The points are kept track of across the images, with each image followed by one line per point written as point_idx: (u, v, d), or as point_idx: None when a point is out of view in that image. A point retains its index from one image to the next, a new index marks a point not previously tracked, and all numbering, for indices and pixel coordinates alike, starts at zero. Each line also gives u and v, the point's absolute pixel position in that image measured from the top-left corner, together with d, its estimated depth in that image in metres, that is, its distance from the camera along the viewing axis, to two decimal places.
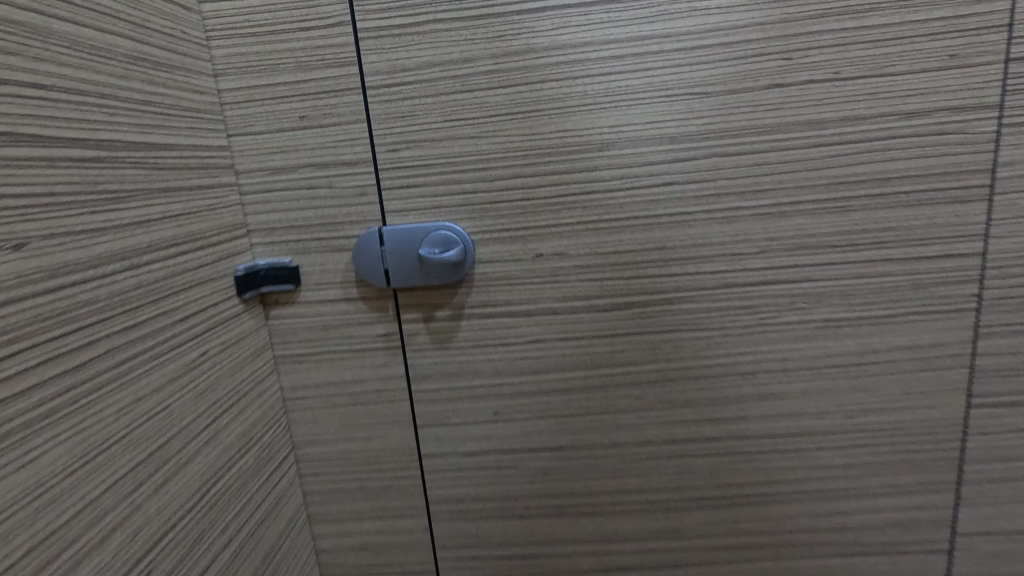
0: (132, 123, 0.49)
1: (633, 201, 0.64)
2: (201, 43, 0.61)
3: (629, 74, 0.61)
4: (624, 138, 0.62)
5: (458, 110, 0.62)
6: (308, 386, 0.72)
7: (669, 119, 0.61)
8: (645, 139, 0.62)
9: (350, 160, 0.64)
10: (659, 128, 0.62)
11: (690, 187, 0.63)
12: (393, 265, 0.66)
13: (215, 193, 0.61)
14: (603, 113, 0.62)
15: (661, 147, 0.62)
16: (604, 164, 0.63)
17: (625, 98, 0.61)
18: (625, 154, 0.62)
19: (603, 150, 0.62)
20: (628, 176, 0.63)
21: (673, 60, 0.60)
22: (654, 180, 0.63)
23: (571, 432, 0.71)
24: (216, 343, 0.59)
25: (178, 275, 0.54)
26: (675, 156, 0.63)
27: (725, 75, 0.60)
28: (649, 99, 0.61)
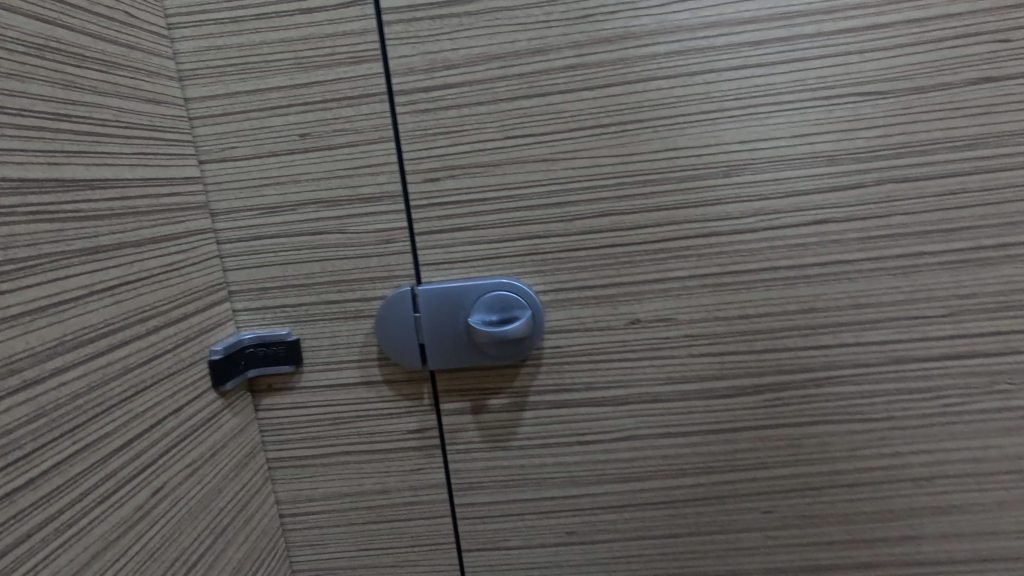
0: (33, 149, 0.31)
1: (770, 245, 0.45)
2: (159, 31, 0.43)
3: (770, 67, 0.43)
4: (760, 159, 0.44)
5: (524, 121, 0.44)
6: (313, 499, 0.53)
7: (827, 130, 0.43)
8: (790, 159, 0.44)
9: (371, 193, 0.46)
10: (810, 143, 0.44)
11: (852, 225, 0.45)
12: (432, 339, 0.47)
13: (180, 245, 0.43)
14: (732, 124, 0.44)
15: (812, 170, 0.44)
16: (729, 195, 0.45)
17: (762, 101, 0.43)
18: (761, 180, 0.44)
19: (730, 176, 0.44)
20: (764, 211, 0.45)
21: (834, 46, 0.42)
22: (801, 216, 0.45)
23: (673, 557, 0.53)
24: (183, 466, 0.41)
25: (116, 379, 0.35)
26: (832, 182, 0.44)
27: (910, 67, 0.42)
28: (798, 103, 0.43)
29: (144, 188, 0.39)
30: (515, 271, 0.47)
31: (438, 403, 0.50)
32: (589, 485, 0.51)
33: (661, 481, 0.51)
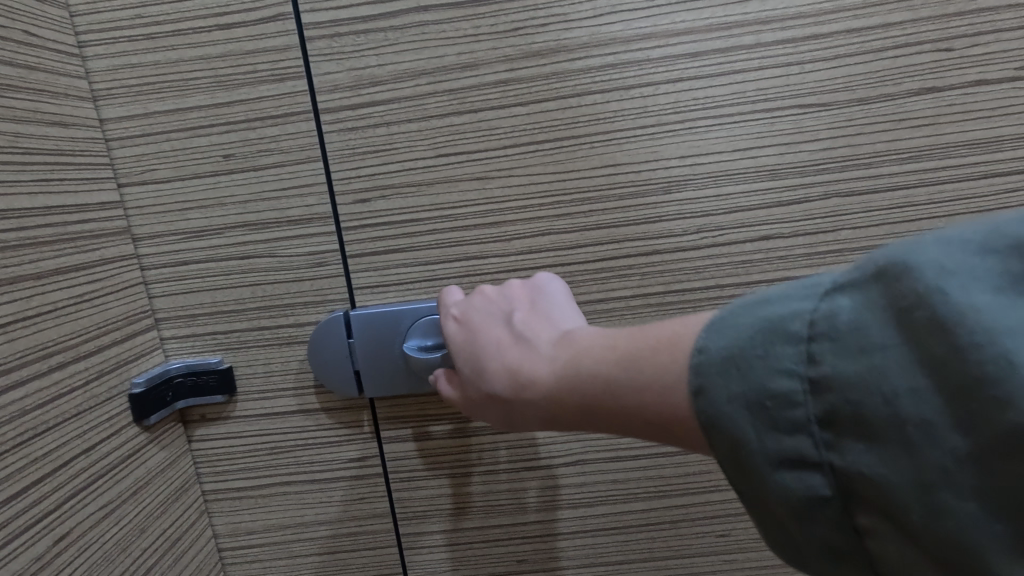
0: None
1: (715, 262, 0.44)
2: (66, 51, 0.41)
3: (707, 79, 0.41)
4: (701, 174, 0.43)
5: (456, 138, 0.42)
6: (253, 532, 0.51)
7: (768, 144, 0.42)
8: (731, 173, 0.42)
9: (300, 215, 0.44)
10: (752, 157, 0.42)
11: (798, 241, 0.43)
12: (368, 365, 0.45)
13: (93, 274, 0.41)
14: (670, 138, 0.42)
15: (754, 185, 0.43)
16: (670, 213, 0.43)
17: (702, 115, 0.42)
18: (702, 196, 0.43)
19: (670, 192, 0.43)
20: (707, 228, 0.43)
21: (772, 58, 0.40)
22: (745, 232, 0.43)
23: None
24: (94, 509, 0.38)
25: (5, 424, 0.33)
26: (777, 197, 0.43)
27: (851, 78, 0.41)
28: (737, 116, 0.42)
29: (45, 216, 0.37)
30: (452, 294, 0.45)
31: (378, 431, 0.48)
32: (538, 512, 0.50)
33: (612, 506, 0.49)
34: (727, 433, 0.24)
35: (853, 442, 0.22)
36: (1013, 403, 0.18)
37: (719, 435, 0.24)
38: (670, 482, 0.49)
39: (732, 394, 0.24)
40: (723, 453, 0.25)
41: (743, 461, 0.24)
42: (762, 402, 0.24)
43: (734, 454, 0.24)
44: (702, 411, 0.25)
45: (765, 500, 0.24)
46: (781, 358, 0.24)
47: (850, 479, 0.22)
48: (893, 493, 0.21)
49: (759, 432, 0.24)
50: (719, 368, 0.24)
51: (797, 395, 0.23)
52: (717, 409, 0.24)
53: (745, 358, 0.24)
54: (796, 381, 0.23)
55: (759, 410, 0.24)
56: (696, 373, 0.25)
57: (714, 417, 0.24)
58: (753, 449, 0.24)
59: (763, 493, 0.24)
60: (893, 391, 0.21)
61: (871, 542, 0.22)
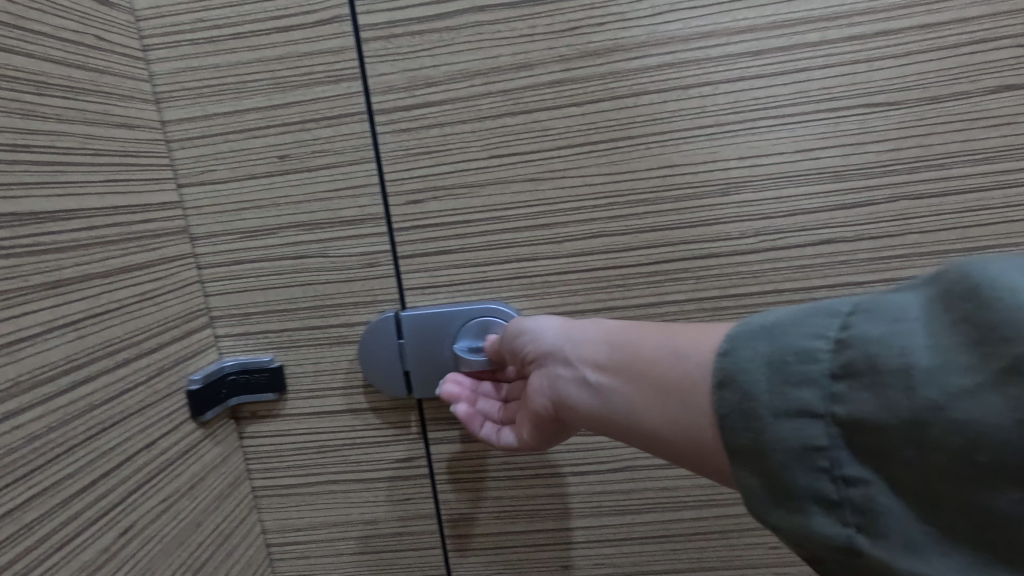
0: None
1: (773, 266, 0.43)
2: (131, 54, 0.41)
3: (770, 78, 0.40)
4: (760, 176, 0.41)
5: (509, 139, 0.42)
6: (300, 529, 0.51)
7: (832, 144, 0.40)
8: (793, 175, 0.41)
9: (353, 216, 0.44)
10: (815, 158, 0.41)
11: (862, 245, 0.42)
12: (418, 365, 0.45)
13: (154, 273, 0.41)
14: (730, 139, 0.41)
15: (816, 186, 0.41)
16: (727, 215, 0.42)
17: (763, 115, 0.40)
18: (761, 198, 0.42)
19: (728, 194, 0.42)
20: (766, 231, 0.42)
21: (838, 55, 0.39)
22: (806, 236, 0.42)
23: None
24: (155, 503, 0.39)
25: (78, 417, 0.34)
26: (840, 200, 0.41)
27: (922, 75, 0.39)
28: (800, 116, 0.40)
29: (113, 215, 0.38)
30: (502, 295, 0.45)
31: (425, 432, 0.48)
32: (584, 518, 0.49)
33: (660, 513, 0.49)
34: (742, 386, 0.26)
35: (856, 392, 0.24)
36: (1013, 337, 0.20)
37: (732, 387, 0.27)
38: (720, 491, 0.48)
39: (754, 352, 0.27)
40: (733, 405, 0.27)
41: (751, 411, 0.26)
42: (784, 360, 0.26)
43: (744, 405, 0.26)
44: (725, 368, 0.27)
45: (766, 445, 0.26)
46: (812, 325, 0.26)
47: (849, 428, 0.24)
48: (888, 433, 0.23)
49: (770, 383, 0.26)
50: (752, 332, 0.27)
51: (820, 354, 0.25)
52: (738, 363, 0.27)
53: (776, 324, 0.27)
54: (817, 341, 0.25)
55: (777, 366, 0.26)
56: (730, 339, 0.28)
57: (733, 372, 0.27)
58: (763, 399, 0.26)
59: (760, 440, 0.26)
60: (909, 347, 0.23)
61: (856, 494, 0.24)
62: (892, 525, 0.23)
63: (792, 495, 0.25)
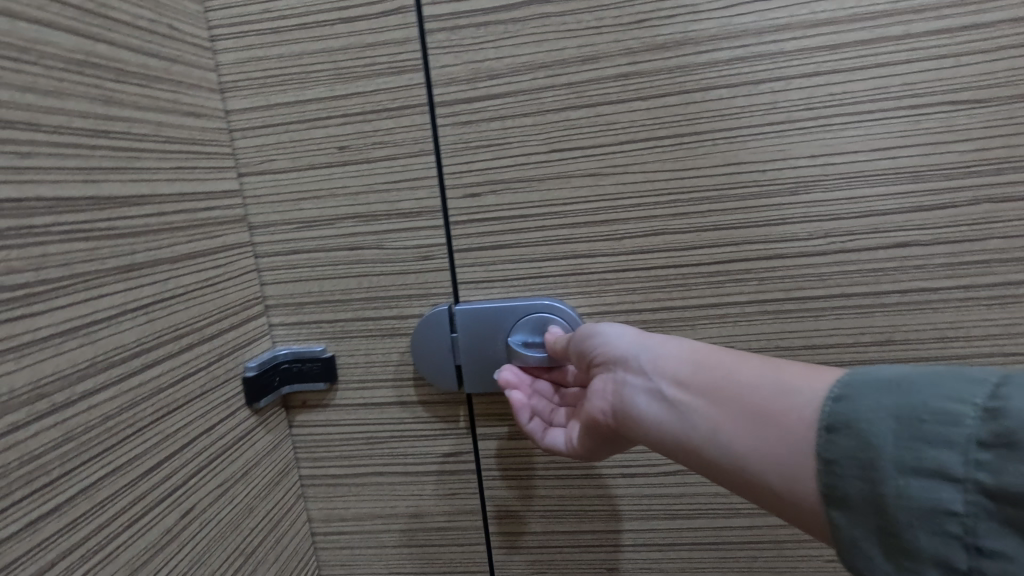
0: (72, 166, 0.31)
1: (842, 270, 0.41)
2: (199, 43, 0.42)
3: (847, 73, 0.38)
4: (832, 175, 0.40)
5: (570, 133, 0.41)
6: (346, 519, 0.52)
7: (910, 143, 0.39)
8: (866, 175, 0.40)
9: (409, 209, 0.44)
10: (891, 157, 0.39)
11: (937, 250, 0.40)
12: (470, 361, 0.45)
13: (216, 260, 0.42)
14: (801, 136, 0.40)
15: (892, 187, 0.40)
16: (796, 215, 0.41)
17: (837, 112, 0.39)
18: (832, 199, 0.40)
19: (797, 194, 0.40)
20: (836, 232, 0.41)
21: (922, 50, 0.37)
22: (879, 238, 0.40)
23: None
24: (212, 488, 0.40)
25: (146, 399, 0.35)
26: (916, 201, 0.39)
27: (1013, 72, 0.37)
28: (877, 113, 0.39)
29: (180, 202, 0.39)
30: (556, 292, 0.44)
31: (473, 428, 0.48)
32: (631, 522, 0.48)
33: (710, 520, 0.47)
34: (864, 435, 0.26)
35: (1004, 462, 0.23)
36: None
37: (849, 436, 0.26)
38: None
39: (880, 403, 0.26)
40: (851, 453, 0.26)
41: (872, 462, 0.25)
42: (918, 416, 0.25)
43: (864, 454, 0.26)
44: (843, 414, 0.27)
45: (888, 500, 0.25)
46: (949, 390, 0.25)
47: (987, 496, 0.23)
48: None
49: (896, 437, 0.25)
50: (881, 384, 0.27)
51: (964, 417, 0.24)
52: (858, 413, 0.26)
53: (909, 382, 0.26)
54: (954, 403, 0.25)
55: (909, 421, 0.25)
56: (851, 385, 0.28)
57: (854, 420, 0.26)
58: (888, 451, 0.25)
59: (879, 495, 0.25)
60: None
61: (991, 566, 0.23)
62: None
63: (908, 557, 0.24)
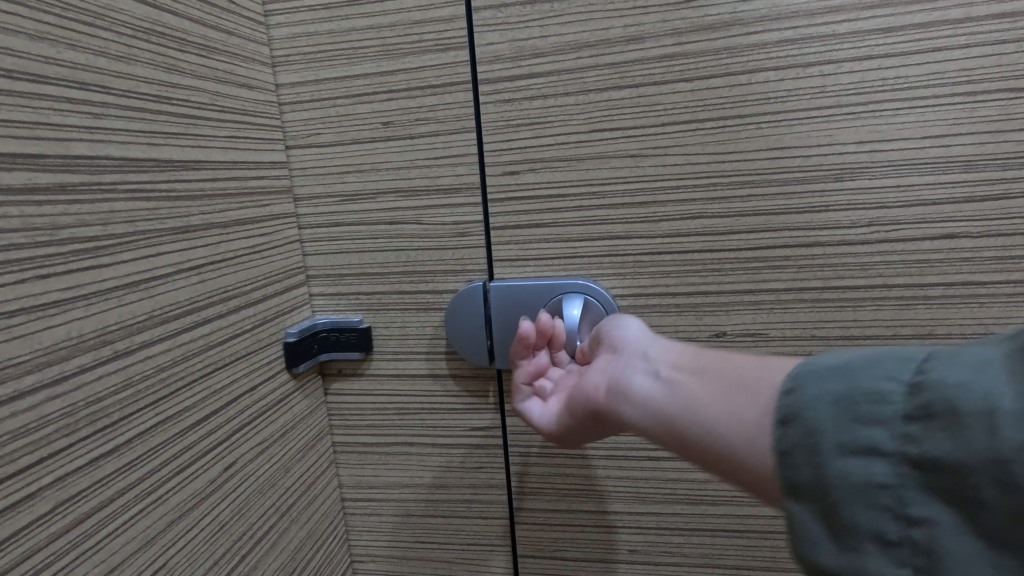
0: (136, 129, 0.32)
1: (885, 260, 0.40)
2: (253, 18, 0.43)
3: (901, 58, 0.38)
4: (880, 163, 0.39)
5: (612, 114, 0.41)
6: (375, 486, 0.53)
7: (964, 132, 0.38)
8: (916, 163, 0.39)
9: (449, 184, 0.45)
10: (943, 146, 0.38)
11: (988, 243, 0.39)
12: (501, 338, 0.46)
13: (264, 228, 0.44)
14: (850, 122, 0.39)
15: (942, 176, 0.39)
16: (839, 202, 0.40)
17: (888, 98, 0.38)
18: (879, 187, 0.39)
19: (842, 181, 0.40)
20: (881, 222, 0.40)
21: (982, 36, 0.36)
22: (926, 229, 0.39)
23: None
24: (252, 445, 0.42)
25: (197, 355, 0.36)
26: (970, 192, 0.38)
27: None
28: (931, 99, 0.38)
29: (232, 170, 0.40)
30: (591, 273, 0.44)
31: (502, 405, 0.49)
32: (654, 505, 0.49)
33: (735, 508, 0.47)
34: (805, 422, 0.24)
35: (935, 433, 0.22)
36: None
37: (799, 426, 0.24)
38: None
39: (823, 388, 0.24)
40: (796, 440, 0.24)
41: (815, 446, 0.24)
42: (854, 398, 0.23)
43: (807, 441, 0.24)
44: (787, 404, 0.25)
45: (829, 485, 0.23)
46: (885, 370, 0.24)
47: (918, 469, 0.22)
48: (961, 476, 0.21)
49: (838, 422, 0.23)
50: (826, 370, 0.25)
51: (894, 396, 0.23)
52: (803, 399, 0.25)
53: (848, 365, 0.25)
54: (887, 382, 0.23)
55: (846, 403, 0.23)
56: (804, 369, 0.26)
57: (799, 408, 0.25)
58: (829, 436, 0.23)
59: (823, 479, 0.23)
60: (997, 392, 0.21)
61: (923, 536, 0.21)
62: (959, 570, 0.20)
63: (850, 537, 0.22)
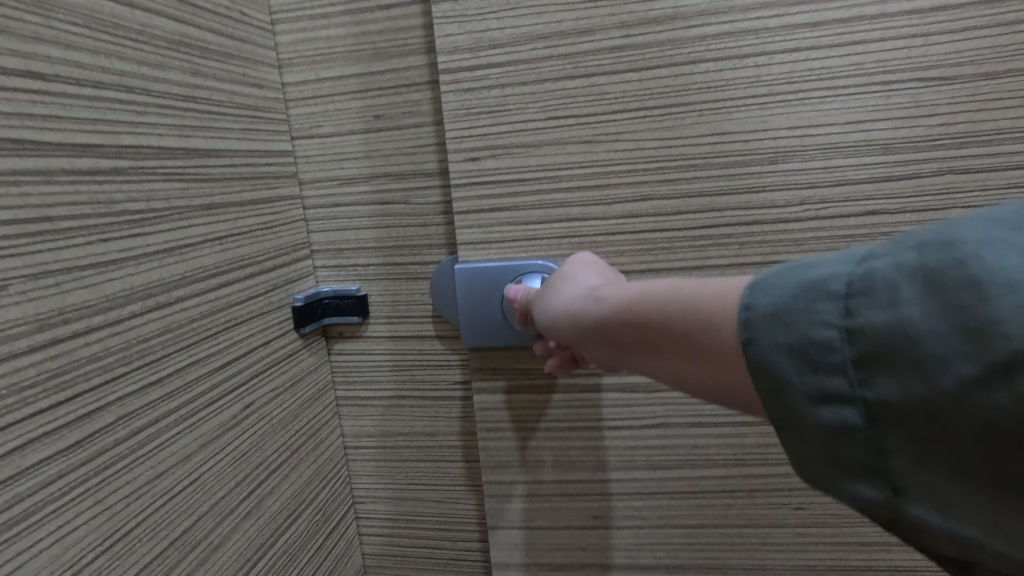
0: (168, 124, 0.39)
1: (816, 236, 0.47)
2: (262, 27, 0.50)
3: (825, 50, 0.44)
4: (812, 145, 0.46)
5: (567, 102, 0.48)
6: (373, 436, 0.61)
7: (881, 118, 0.44)
8: (841, 147, 0.45)
9: (432, 169, 0.52)
10: (865, 130, 0.45)
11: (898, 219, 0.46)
12: (469, 315, 0.53)
13: (273, 207, 0.51)
14: (783, 109, 0.45)
15: (868, 157, 0.45)
16: (775, 182, 0.47)
17: (817, 86, 0.45)
18: (813, 168, 0.46)
19: (777, 162, 0.46)
20: (801, 201, 0.47)
21: (896, 31, 0.43)
22: (852, 206, 0.46)
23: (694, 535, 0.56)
24: (267, 390, 0.49)
25: (219, 311, 0.44)
26: (878, 173, 0.45)
27: (976, 52, 0.43)
28: (851, 87, 0.44)
29: (246, 157, 0.48)
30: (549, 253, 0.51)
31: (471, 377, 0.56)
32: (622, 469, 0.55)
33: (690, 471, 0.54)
34: (770, 376, 0.26)
35: (882, 375, 0.24)
36: (1007, 332, 0.20)
37: (762, 382, 0.27)
38: (744, 437, 0.53)
39: (771, 343, 0.26)
40: (767, 394, 0.27)
41: (782, 397, 0.26)
42: (804, 348, 0.25)
43: (775, 395, 0.26)
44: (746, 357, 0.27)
45: (810, 432, 0.26)
46: (819, 311, 0.25)
47: (873, 406, 0.24)
48: (909, 411, 0.23)
49: (797, 374, 0.26)
50: (765, 323, 0.27)
51: (835, 341, 0.25)
52: (759, 356, 0.27)
53: (784, 310, 0.26)
54: (823, 328, 0.25)
55: (799, 354, 0.26)
56: (743, 325, 0.27)
57: (758, 363, 0.27)
58: (794, 389, 0.26)
59: (808, 428, 0.26)
60: (913, 330, 0.23)
61: (894, 467, 0.24)
62: (921, 486, 0.23)
63: (854, 475, 0.25)
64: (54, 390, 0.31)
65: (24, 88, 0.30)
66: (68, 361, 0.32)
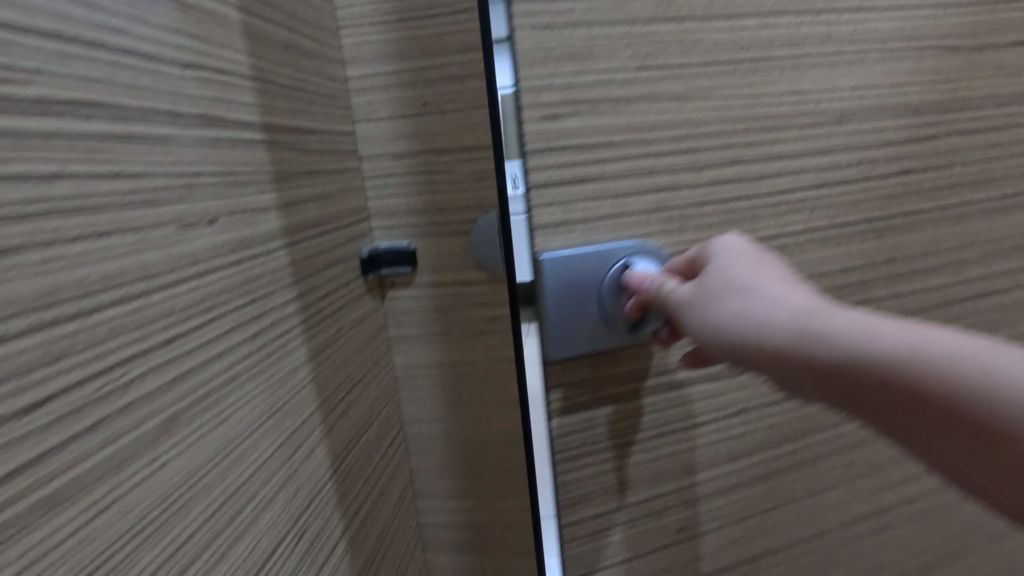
0: (285, 107, 0.51)
1: (867, 190, 0.57)
2: (332, 32, 0.63)
3: (871, 15, 0.54)
4: (859, 108, 0.56)
5: (654, 53, 0.48)
6: (419, 367, 0.74)
7: (910, 84, 0.56)
8: (877, 107, 0.56)
9: (471, 145, 0.66)
10: (898, 95, 0.56)
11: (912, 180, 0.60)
12: (559, 309, 0.50)
13: (343, 177, 0.63)
14: (838, 74, 0.54)
15: (897, 117, 0.57)
16: (836, 142, 0.56)
17: (866, 46, 0.54)
18: (861, 127, 0.56)
19: (839, 122, 0.55)
20: (846, 176, 0.56)
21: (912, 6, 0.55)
22: (889, 164, 0.58)
23: None
24: (347, 322, 0.62)
25: (316, 256, 0.56)
26: (903, 132, 0.57)
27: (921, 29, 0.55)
28: (885, 54, 0.55)
29: (327, 135, 0.60)
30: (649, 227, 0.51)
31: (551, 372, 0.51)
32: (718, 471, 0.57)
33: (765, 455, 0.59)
34: None
35: None
36: None
37: None
38: None
39: None
40: None
41: None
42: None
43: None
44: None
45: None
46: None
47: None
48: None
49: None
50: None
51: None
52: None
53: None
54: None
55: None
56: None
57: None
58: None
59: None
60: None
61: None
62: None
63: None
64: (241, 295, 0.43)
65: (217, 79, 0.42)
66: (246, 277, 0.44)
